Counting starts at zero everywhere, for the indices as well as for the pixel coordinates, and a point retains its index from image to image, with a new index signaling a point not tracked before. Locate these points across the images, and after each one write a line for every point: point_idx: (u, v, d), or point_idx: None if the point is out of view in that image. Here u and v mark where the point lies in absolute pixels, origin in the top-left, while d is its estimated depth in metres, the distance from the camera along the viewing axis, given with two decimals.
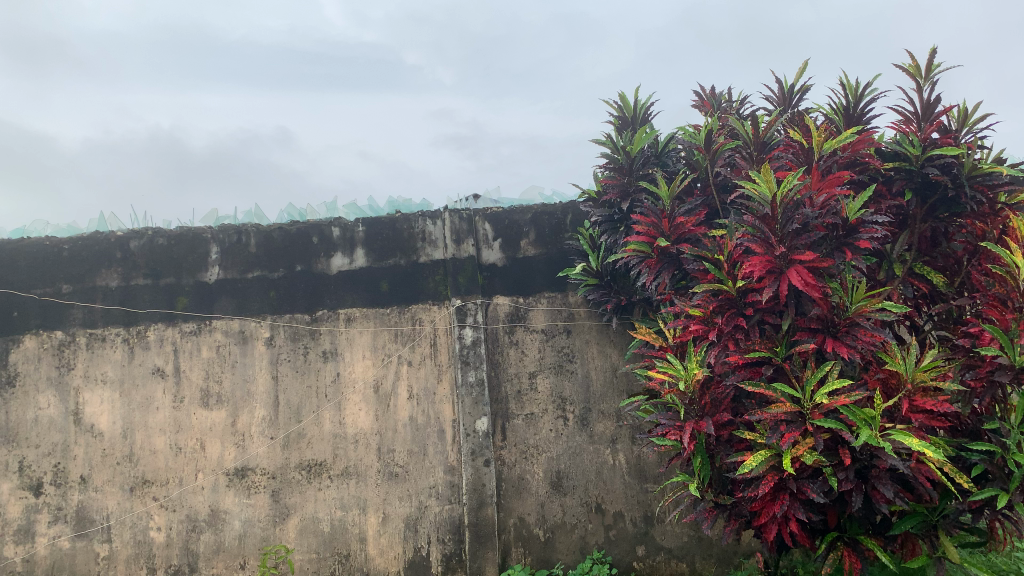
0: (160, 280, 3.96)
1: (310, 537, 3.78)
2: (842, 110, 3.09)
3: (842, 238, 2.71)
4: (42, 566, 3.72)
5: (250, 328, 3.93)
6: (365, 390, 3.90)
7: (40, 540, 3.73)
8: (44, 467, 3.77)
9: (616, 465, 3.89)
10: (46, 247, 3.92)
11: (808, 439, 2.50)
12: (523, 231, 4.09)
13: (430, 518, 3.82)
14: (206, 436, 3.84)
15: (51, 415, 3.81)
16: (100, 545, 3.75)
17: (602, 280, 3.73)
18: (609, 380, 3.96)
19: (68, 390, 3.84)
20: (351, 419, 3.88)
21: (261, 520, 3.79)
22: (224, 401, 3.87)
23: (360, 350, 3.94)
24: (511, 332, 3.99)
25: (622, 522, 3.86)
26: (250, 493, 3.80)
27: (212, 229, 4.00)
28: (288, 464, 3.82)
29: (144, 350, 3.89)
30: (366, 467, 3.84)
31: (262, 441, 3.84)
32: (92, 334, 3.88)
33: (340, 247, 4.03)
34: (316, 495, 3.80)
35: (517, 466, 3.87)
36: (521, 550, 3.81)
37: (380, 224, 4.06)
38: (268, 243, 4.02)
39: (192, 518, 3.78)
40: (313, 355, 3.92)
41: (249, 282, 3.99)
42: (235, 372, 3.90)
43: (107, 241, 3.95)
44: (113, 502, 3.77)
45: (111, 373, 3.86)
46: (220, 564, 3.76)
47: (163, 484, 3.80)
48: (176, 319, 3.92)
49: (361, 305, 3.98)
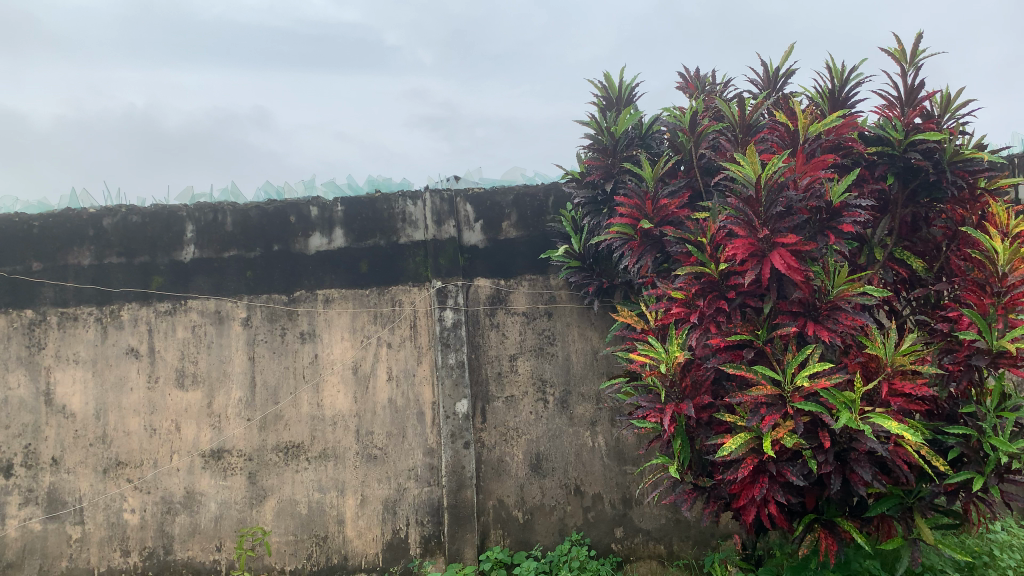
0: (133, 259, 3.88)
1: (288, 519, 3.75)
2: (827, 94, 3.08)
3: (826, 221, 2.73)
4: (13, 549, 3.67)
5: (227, 308, 3.88)
6: (344, 372, 3.87)
7: (11, 521, 3.68)
8: (15, 448, 3.71)
9: (595, 447, 3.89)
10: (15, 224, 3.82)
11: (788, 421, 2.51)
12: (505, 213, 4.05)
13: (409, 500, 3.80)
14: (182, 418, 3.79)
15: (21, 395, 3.75)
16: (73, 528, 3.69)
17: (584, 262, 3.71)
18: (590, 363, 3.94)
19: (39, 370, 3.77)
20: (329, 401, 3.84)
21: (238, 502, 3.75)
22: (200, 381, 3.82)
23: (339, 331, 3.90)
24: (491, 314, 3.97)
25: (600, 504, 3.86)
26: (226, 475, 3.76)
27: (187, 207, 3.92)
28: (265, 446, 3.78)
29: (118, 330, 3.82)
30: (344, 450, 3.81)
31: (238, 422, 3.80)
32: (64, 313, 3.81)
33: (318, 227, 3.98)
34: (294, 478, 3.77)
35: (497, 448, 3.86)
36: (499, 532, 3.81)
37: (360, 204, 4.00)
38: (245, 222, 3.95)
39: (167, 500, 3.73)
40: (290, 336, 3.88)
41: (225, 261, 3.92)
42: (211, 353, 3.84)
43: (79, 218, 3.86)
44: (86, 484, 3.71)
45: (83, 354, 3.79)
46: (195, 546, 3.72)
47: (138, 466, 3.74)
48: (151, 298, 3.86)
49: (339, 286, 3.94)
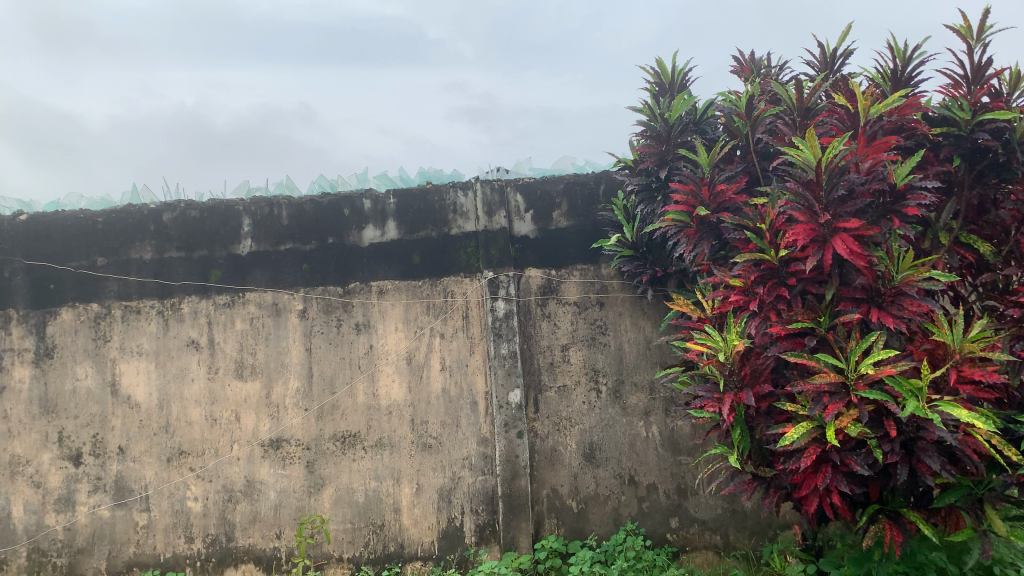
0: (193, 253, 3.97)
1: (345, 507, 3.81)
2: (890, 74, 3.00)
3: (889, 205, 2.66)
4: (83, 534, 3.79)
5: (284, 300, 3.94)
6: (398, 362, 3.91)
7: (80, 509, 3.80)
8: (84, 437, 3.83)
9: (650, 437, 3.86)
10: (80, 219, 3.94)
11: (851, 410, 2.46)
12: (556, 202, 4.03)
13: (464, 489, 3.83)
14: (241, 407, 3.86)
15: (88, 385, 3.87)
16: (139, 515, 3.80)
17: (638, 251, 3.68)
18: (643, 352, 3.92)
19: (105, 362, 3.88)
20: (384, 391, 3.89)
21: (297, 490, 3.81)
22: (259, 372, 3.89)
23: (392, 322, 3.93)
24: (543, 304, 3.96)
25: (655, 494, 3.84)
26: (284, 463, 3.83)
27: (243, 202, 3.99)
28: (323, 435, 3.84)
29: (179, 323, 3.91)
30: (399, 439, 3.85)
31: (297, 412, 3.86)
32: (127, 306, 3.91)
33: (371, 219, 4.01)
34: (351, 466, 3.83)
35: (550, 438, 3.86)
36: (554, 521, 3.82)
37: (411, 196, 4.03)
38: (300, 215, 4.00)
39: (229, 488, 3.82)
40: (346, 327, 3.92)
41: (281, 254, 3.98)
42: (269, 344, 3.91)
43: (141, 213, 3.96)
44: (151, 473, 3.82)
45: (146, 346, 3.89)
46: (256, 533, 3.80)
47: (200, 455, 3.83)
48: (210, 291, 3.94)
49: (393, 278, 3.97)
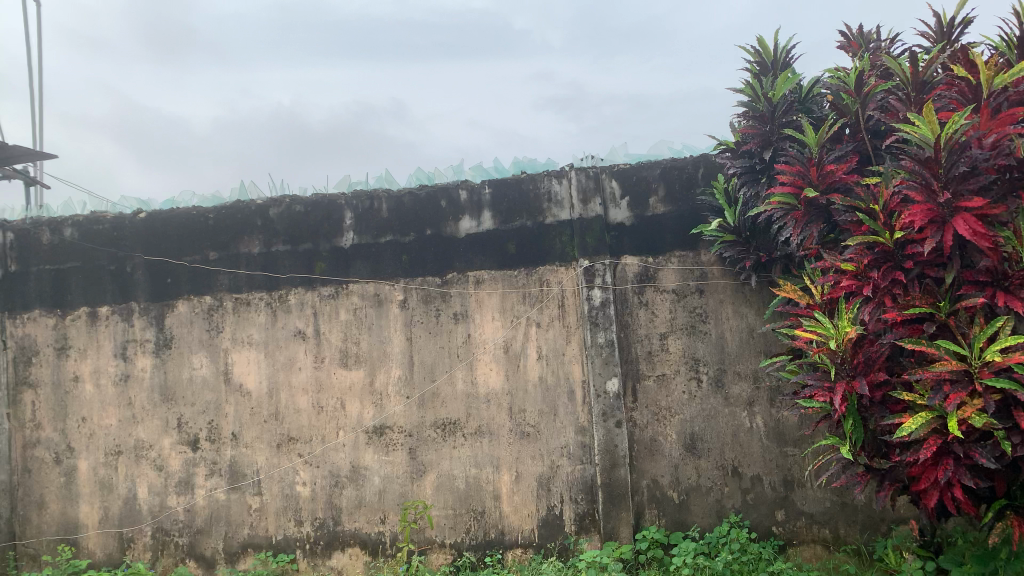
0: (298, 246, 4.10)
1: (447, 494, 3.87)
2: (1016, 42, 2.81)
3: (1017, 181, 2.49)
4: (201, 516, 3.99)
5: (384, 291, 4.02)
6: (496, 351, 3.94)
7: (198, 491, 4.00)
8: (201, 423, 4.03)
9: (753, 428, 3.77)
10: (194, 216, 4.14)
11: (976, 400, 2.34)
12: (652, 187, 3.95)
13: (563, 478, 3.83)
14: (346, 395, 3.98)
15: (204, 374, 4.06)
16: (253, 498, 3.97)
17: (740, 236, 3.57)
18: (745, 340, 3.82)
19: (218, 351, 4.06)
20: (482, 379, 3.92)
21: (399, 476, 3.90)
22: (362, 361, 3.99)
23: (490, 312, 3.96)
24: (640, 292, 3.90)
25: (760, 486, 3.74)
26: (387, 450, 3.92)
27: (345, 196, 4.10)
28: (423, 422, 3.92)
29: (286, 314, 4.06)
30: (498, 427, 3.89)
31: (398, 399, 3.95)
32: (238, 298, 4.08)
33: (467, 210, 4.04)
34: (452, 453, 3.89)
35: (650, 428, 3.81)
36: (655, 512, 3.77)
37: (506, 185, 4.04)
38: (399, 208, 4.08)
39: (335, 473, 3.94)
40: (444, 317, 3.98)
41: (381, 246, 4.06)
42: (371, 334, 4.01)
43: (249, 209, 4.12)
44: (262, 458, 3.98)
45: (256, 336, 4.06)
46: (362, 518, 3.91)
47: (308, 441, 3.97)
48: (315, 283, 4.06)
49: (488, 268, 3.99)
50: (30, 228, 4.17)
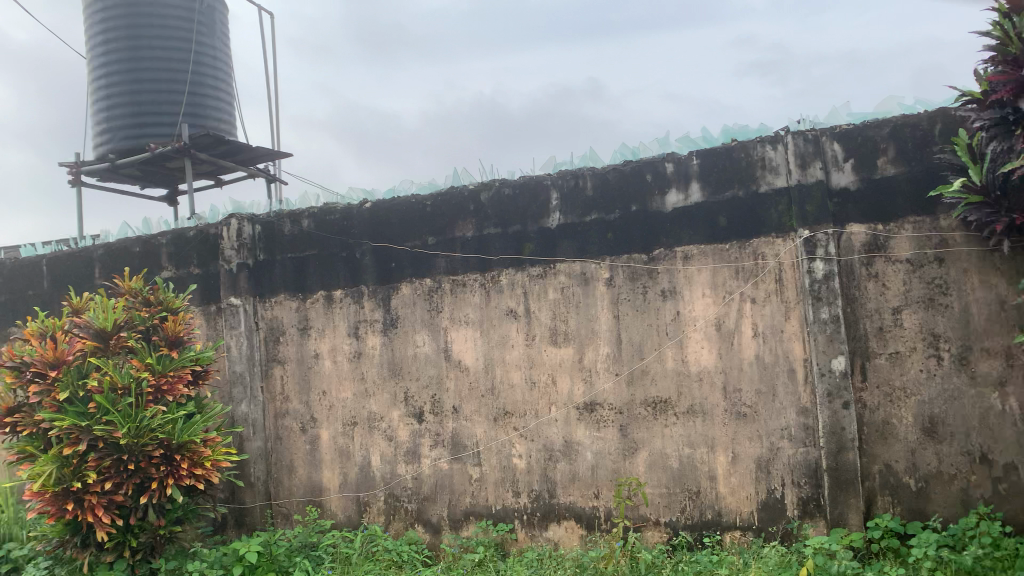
0: (508, 228, 4.22)
1: (660, 472, 3.84)
2: None
3: None
4: (427, 484, 4.25)
5: (592, 269, 4.03)
6: (708, 328, 3.83)
7: (425, 461, 4.26)
8: (424, 398, 4.28)
9: (1006, 411, 3.38)
10: (413, 204, 4.39)
11: None
12: (881, 147, 3.64)
13: (783, 460, 3.66)
14: (558, 372, 4.05)
15: (426, 351, 4.31)
16: (473, 469, 4.17)
17: (989, 197, 3.19)
18: (995, 314, 3.43)
19: (438, 330, 4.29)
20: (694, 356, 3.83)
21: (612, 453, 3.92)
22: (572, 339, 4.04)
23: (700, 288, 3.85)
24: (868, 263, 3.62)
25: (1015, 476, 3.36)
26: (600, 426, 3.95)
27: (552, 176, 4.16)
28: (635, 400, 3.90)
29: (499, 293, 4.19)
30: (711, 406, 3.79)
31: (609, 376, 3.96)
32: (454, 280, 4.28)
33: (675, 183, 3.95)
34: (664, 432, 3.84)
35: (882, 410, 3.54)
36: (888, 499, 3.51)
37: (715, 155, 3.89)
38: (605, 185, 4.07)
39: (549, 448, 4.03)
40: (653, 294, 3.92)
41: (588, 224, 4.08)
42: (581, 312, 4.04)
43: (463, 194, 4.31)
44: (481, 431, 4.16)
45: (472, 315, 4.23)
46: (577, 492, 3.98)
47: (523, 416, 4.10)
48: (525, 263, 4.16)
49: (698, 243, 3.87)
50: (275, 221, 4.64)
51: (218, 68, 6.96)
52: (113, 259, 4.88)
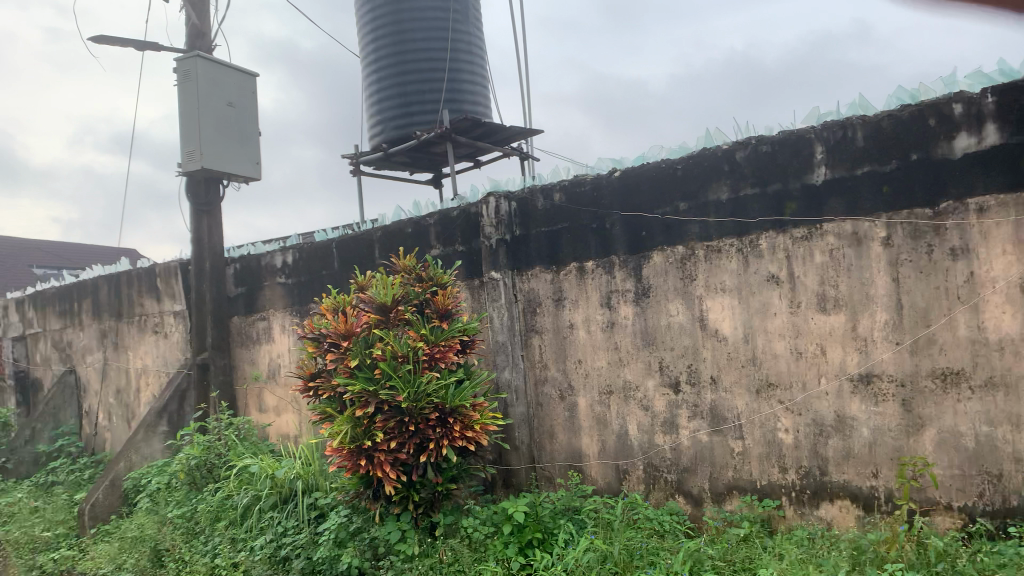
0: (767, 187, 3.97)
1: (952, 453, 3.45)
2: None
3: None
4: (687, 455, 4.17)
5: (864, 228, 3.68)
6: (1010, 290, 3.33)
7: (683, 431, 4.19)
8: (681, 367, 4.20)
9: None
10: (664, 169, 4.29)
11: None
12: None
13: None
14: (826, 341, 3.76)
15: (681, 321, 4.21)
16: (735, 442, 4.03)
17: None
18: None
19: (693, 298, 4.18)
20: (993, 324, 3.37)
21: (893, 429, 3.58)
22: (842, 305, 3.73)
23: (999, 244, 3.36)
24: None
25: None
26: (877, 400, 3.63)
27: (815, 128, 3.83)
28: (920, 372, 3.52)
29: (758, 259, 3.97)
30: (1017, 379, 3.31)
31: (887, 346, 3.60)
32: (709, 246, 4.12)
33: (964, 125, 3.45)
34: (956, 408, 3.43)
35: None
36: None
37: (1018, 89, 3.34)
38: (878, 133, 3.67)
39: (818, 422, 3.78)
40: (939, 253, 3.49)
41: (858, 179, 3.71)
42: (851, 275, 3.71)
43: (716, 155, 4.12)
44: (742, 403, 4.01)
45: (729, 283, 4.06)
46: (851, 470, 3.69)
47: (788, 388, 3.87)
48: (786, 225, 3.89)
49: (996, 192, 3.37)
50: (529, 196, 4.79)
51: (472, 53, 7.30)
52: (389, 240, 5.34)
